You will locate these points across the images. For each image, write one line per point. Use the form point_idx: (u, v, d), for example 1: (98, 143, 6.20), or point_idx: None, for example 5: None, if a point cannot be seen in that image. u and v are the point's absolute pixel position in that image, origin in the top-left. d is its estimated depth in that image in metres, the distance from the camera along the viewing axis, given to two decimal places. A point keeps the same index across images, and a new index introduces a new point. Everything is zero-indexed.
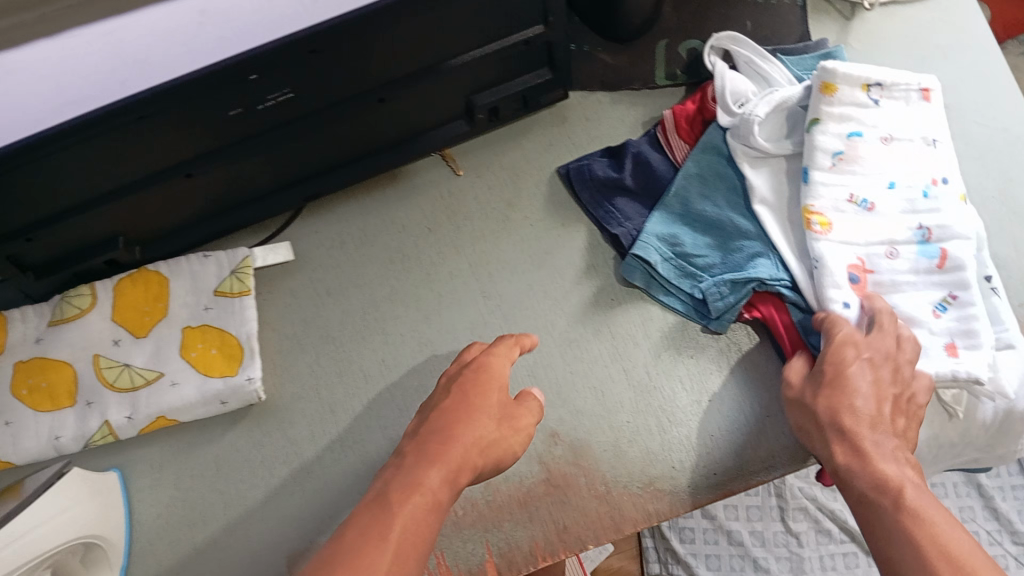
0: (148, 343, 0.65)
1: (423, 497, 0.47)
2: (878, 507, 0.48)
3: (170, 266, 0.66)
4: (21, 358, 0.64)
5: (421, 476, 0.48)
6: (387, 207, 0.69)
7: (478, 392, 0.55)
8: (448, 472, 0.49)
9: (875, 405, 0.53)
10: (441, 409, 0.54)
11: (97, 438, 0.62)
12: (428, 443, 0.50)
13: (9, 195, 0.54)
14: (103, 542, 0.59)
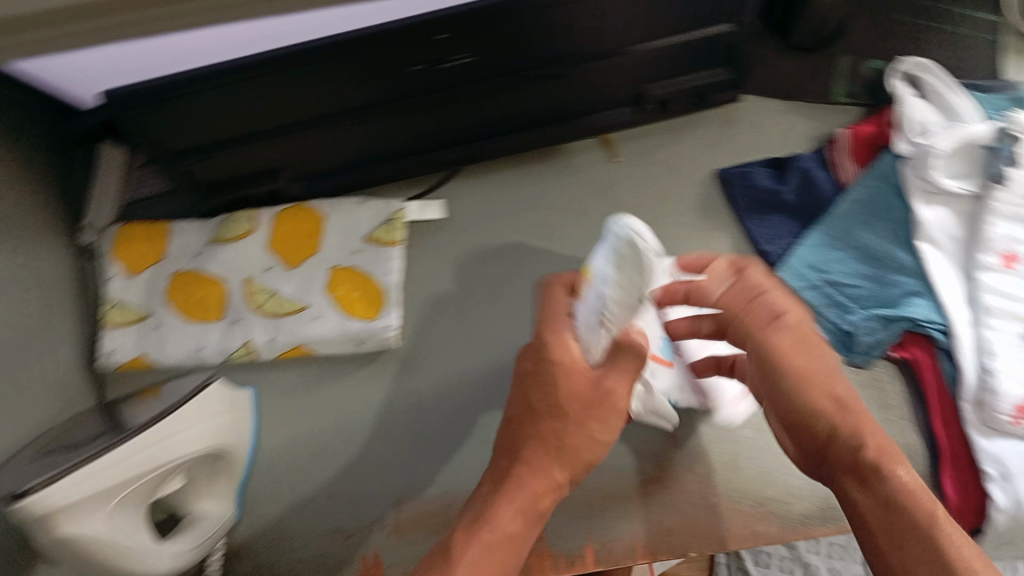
0: (297, 275, 0.67)
1: (505, 541, 0.46)
2: (907, 520, 0.43)
3: (328, 205, 0.68)
4: (178, 268, 0.68)
5: (494, 518, 0.47)
6: (541, 183, 0.70)
7: (561, 389, 0.48)
8: (525, 510, 0.47)
9: (828, 387, 0.46)
10: (518, 425, 0.50)
11: (236, 355, 0.66)
12: (504, 469, 0.49)
13: (198, 111, 0.57)
14: (231, 457, 0.62)
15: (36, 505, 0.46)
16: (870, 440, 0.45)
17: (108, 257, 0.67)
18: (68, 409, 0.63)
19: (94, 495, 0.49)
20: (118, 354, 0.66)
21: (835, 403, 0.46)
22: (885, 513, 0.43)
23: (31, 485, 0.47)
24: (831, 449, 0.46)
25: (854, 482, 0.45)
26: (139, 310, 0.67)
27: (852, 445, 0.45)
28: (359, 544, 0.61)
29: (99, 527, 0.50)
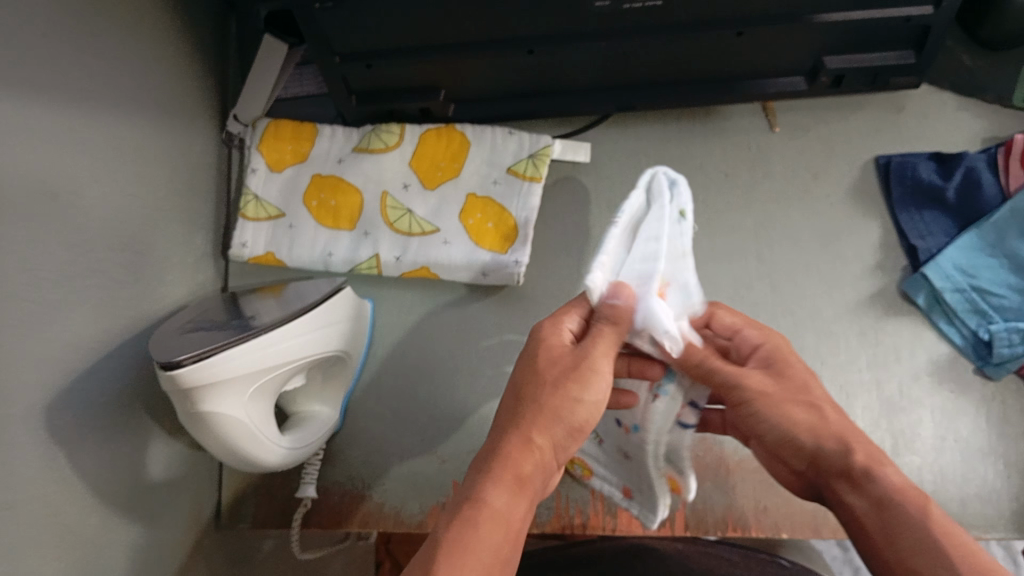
0: (434, 196, 0.67)
1: (498, 518, 0.40)
2: (903, 512, 0.40)
3: (475, 130, 0.68)
4: (319, 171, 0.68)
5: (484, 492, 0.40)
6: (691, 141, 0.68)
7: (539, 369, 0.45)
8: (514, 482, 0.41)
9: (808, 415, 0.45)
10: (514, 412, 0.44)
11: (363, 267, 0.66)
12: (492, 445, 0.43)
13: (373, 15, 0.56)
14: (349, 363, 0.62)
15: (189, 376, 0.46)
16: (857, 449, 0.43)
17: (253, 150, 0.69)
18: (196, 292, 0.65)
19: (239, 377, 0.49)
20: (249, 248, 0.67)
21: (809, 403, 0.46)
22: (880, 513, 0.40)
23: (186, 358, 0.47)
24: (818, 460, 0.45)
25: (845, 485, 0.43)
26: (276, 208, 0.68)
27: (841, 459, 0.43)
28: (451, 470, 0.63)
29: (239, 410, 0.50)
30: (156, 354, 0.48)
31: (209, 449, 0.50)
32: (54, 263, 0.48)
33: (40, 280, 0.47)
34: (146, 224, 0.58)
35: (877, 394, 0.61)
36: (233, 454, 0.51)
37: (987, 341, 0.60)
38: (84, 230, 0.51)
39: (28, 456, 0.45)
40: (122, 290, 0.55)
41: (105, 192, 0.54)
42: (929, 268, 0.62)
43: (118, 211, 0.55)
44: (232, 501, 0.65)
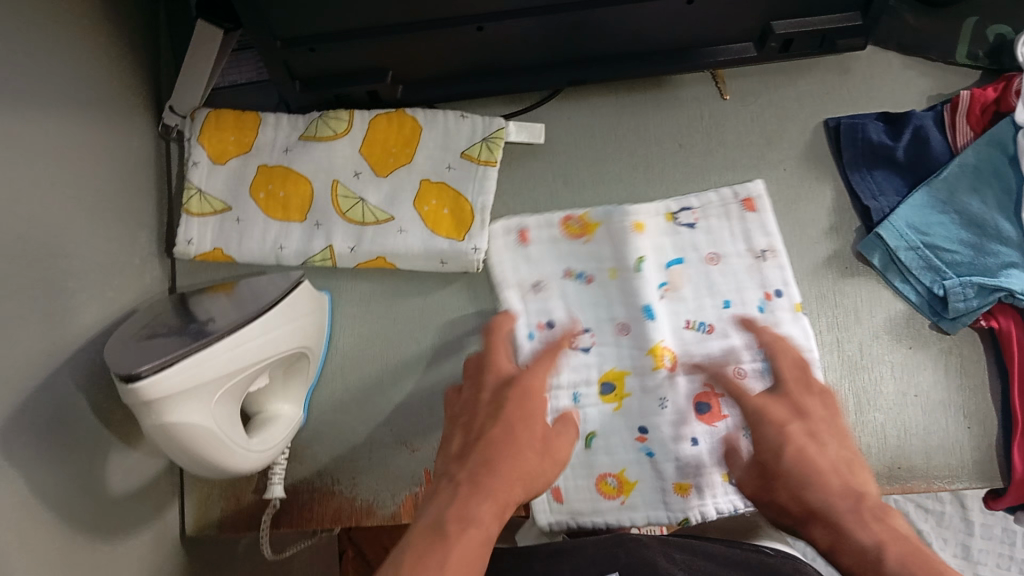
0: (386, 183, 0.65)
1: (473, 528, 0.43)
2: (855, 538, 0.46)
3: (426, 115, 0.66)
4: (266, 162, 0.66)
5: (473, 514, 0.43)
6: (644, 113, 0.67)
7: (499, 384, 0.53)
8: (499, 506, 0.45)
9: (832, 475, 0.49)
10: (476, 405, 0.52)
11: (317, 259, 0.65)
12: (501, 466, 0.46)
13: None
14: (310, 360, 0.60)
15: (151, 387, 0.44)
16: (790, 490, 0.49)
17: (194, 143, 0.66)
18: (144, 296, 0.62)
19: (203, 383, 0.47)
20: (196, 245, 0.65)
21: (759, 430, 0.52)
22: (837, 534, 0.47)
23: (145, 368, 0.45)
24: (777, 496, 0.50)
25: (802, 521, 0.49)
26: (222, 202, 0.66)
27: (826, 505, 0.48)
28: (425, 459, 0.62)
29: (208, 418, 0.48)
30: (113, 365, 0.46)
31: (177, 460, 0.48)
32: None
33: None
34: (85, 227, 0.55)
35: (839, 354, 0.62)
36: (202, 463, 0.49)
37: (941, 296, 0.61)
38: (18, 237, 0.48)
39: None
40: (64, 298, 0.52)
41: (35, 195, 0.50)
42: (883, 227, 0.62)
43: (56, 214, 0.52)
44: (198, 510, 0.62)
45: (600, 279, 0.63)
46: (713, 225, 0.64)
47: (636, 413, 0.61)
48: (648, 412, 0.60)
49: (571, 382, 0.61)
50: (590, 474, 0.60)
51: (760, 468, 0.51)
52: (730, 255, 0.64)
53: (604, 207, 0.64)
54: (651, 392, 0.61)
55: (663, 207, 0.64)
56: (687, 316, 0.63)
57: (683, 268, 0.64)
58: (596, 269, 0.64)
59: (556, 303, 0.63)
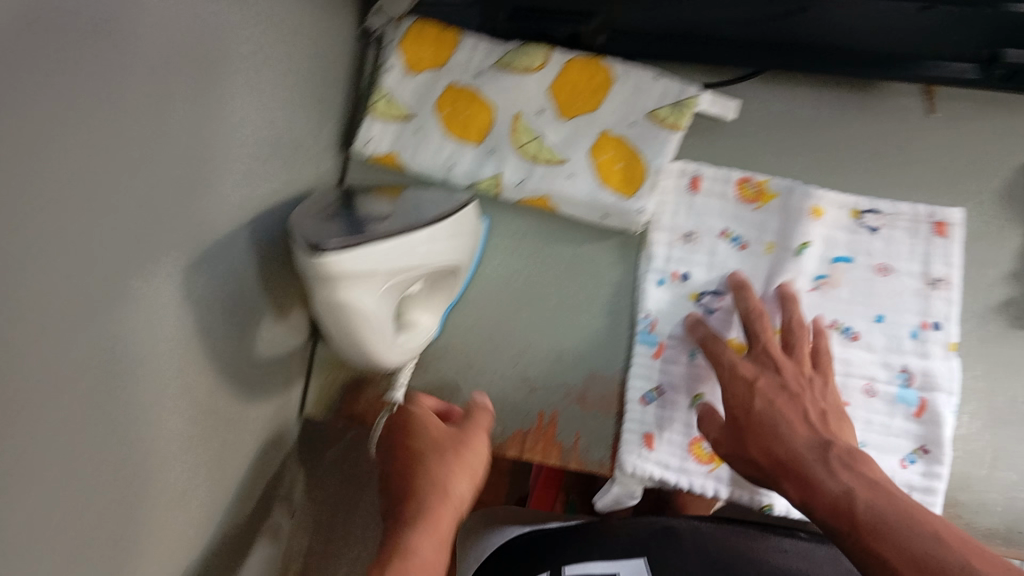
0: (567, 126, 0.65)
1: (419, 562, 0.48)
2: (837, 527, 0.44)
3: (622, 69, 0.65)
4: (456, 81, 0.67)
5: (415, 547, 0.49)
6: (842, 111, 0.64)
7: (410, 449, 0.56)
8: (423, 525, 0.50)
9: (800, 425, 0.52)
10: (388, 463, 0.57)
11: (482, 185, 0.66)
12: (417, 510, 0.51)
13: None
14: (458, 277, 0.61)
15: (335, 264, 0.46)
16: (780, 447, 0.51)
17: (393, 48, 0.67)
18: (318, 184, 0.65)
19: (378, 272, 0.48)
20: (374, 144, 0.67)
21: (744, 378, 0.56)
22: (818, 503, 0.46)
23: (331, 244, 0.46)
24: (758, 451, 0.52)
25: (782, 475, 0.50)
26: (406, 108, 0.67)
27: (789, 454, 0.50)
28: (542, 400, 0.64)
29: (372, 306, 0.49)
30: (306, 236, 0.48)
31: (330, 338, 0.50)
32: (196, 125, 0.46)
33: (181, 140, 0.45)
34: (282, 107, 0.57)
35: (987, 403, 0.60)
36: (353, 343, 0.51)
37: None
38: (227, 95, 0.49)
39: (163, 316, 0.45)
40: (252, 165, 0.54)
41: (248, 61, 0.51)
42: None
43: (261, 88, 0.54)
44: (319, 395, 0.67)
45: (756, 250, 0.63)
46: (894, 236, 0.62)
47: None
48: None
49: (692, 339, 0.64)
50: (687, 435, 0.62)
51: (746, 411, 0.54)
52: (902, 272, 0.62)
53: (788, 179, 0.63)
54: None
55: (849, 201, 0.62)
56: (834, 316, 0.62)
57: (849, 268, 0.62)
58: (753, 240, 0.63)
59: (703, 258, 0.64)
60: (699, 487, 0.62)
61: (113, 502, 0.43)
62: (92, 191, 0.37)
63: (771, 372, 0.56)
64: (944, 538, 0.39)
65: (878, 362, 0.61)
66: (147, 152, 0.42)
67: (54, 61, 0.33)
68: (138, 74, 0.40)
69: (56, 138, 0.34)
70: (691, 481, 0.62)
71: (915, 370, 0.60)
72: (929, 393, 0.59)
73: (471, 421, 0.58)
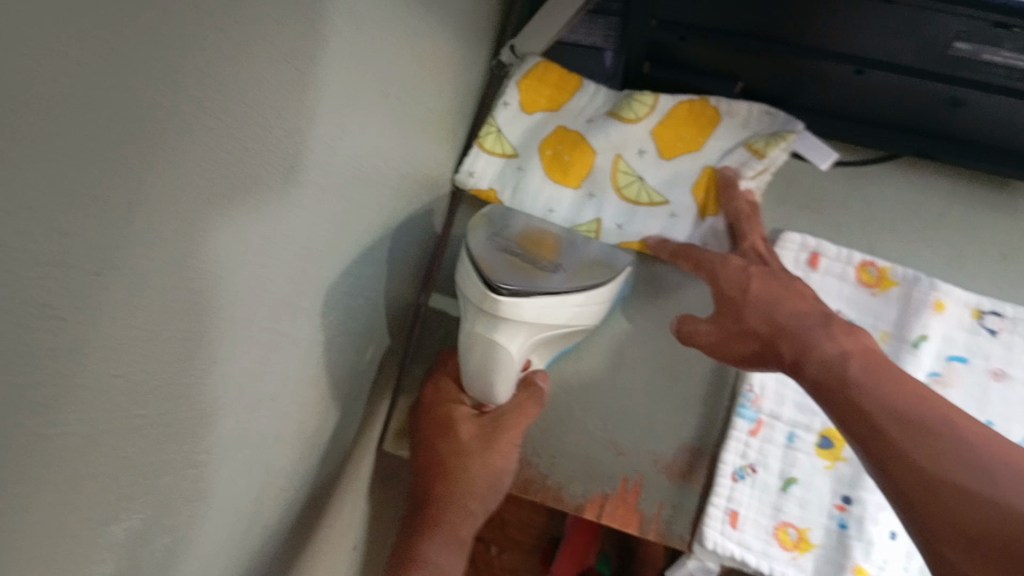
0: (668, 166, 0.64)
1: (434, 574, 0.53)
2: (832, 393, 0.47)
3: (728, 104, 0.63)
4: (564, 123, 0.65)
5: (427, 555, 0.53)
6: (975, 208, 0.63)
7: (443, 434, 0.58)
8: (447, 541, 0.54)
9: (793, 297, 0.54)
10: (417, 438, 0.59)
11: (583, 229, 0.63)
12: (436, 515, 0.55)
13: None
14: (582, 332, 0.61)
15: (505, 306, 0.49)
16: (777, 318, 0.53)
17: (510, 83, 0.65)
18: (426, 217, 0.63)
19: (535, 324, 0.52)
20: (476, 178, 0.64)
21: (744, 257, 0.58)
22: (820, 378, 0.48)
23: (505, 287, 0.50)
24: (747, 313, 0.54)
25: (769, 347, 0.52)
26: (512, 147, 0.65)
27: (790, 321, 0.52)
28: (628, 466, 0.62)
29: (518, 355, 0.52)
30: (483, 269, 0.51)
31: (466, 361, 0.53)
32: (334, 156, 0.45)
33: (318, 177, 0.43)
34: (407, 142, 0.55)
35: None
36: (483, 381, 0.54)
37: None
38: (364, 128, 0.48)
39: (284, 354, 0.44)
40: (375, 198, 0.52)
41: (385, 96, 0.50)
42: None
43: (396, 118, 0.53)
44: (400, 428, 0.64)
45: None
46: (1015, 344, 0.60)
47: (843, 479, 0.60)
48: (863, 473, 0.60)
49: (791, 421, 0.62)
50: (773, 518, 0.60)
51: (737, 281, 0.56)
52: (1018, 381, 0.59)
53: (912, 270, 0.61)
54: None
55: (974, 299, 0.60)
56: None
57: (964, 369, 0.60)
58: (866, 327, 0.61)
59: None
60: (780, 574, 0.59)
61: (224, 546, 0.41)
62: (232, 230, 0.36)
63: (762, 262, 0.57)
64: (923, 391, 0.44)
65: None
66: (287, 183, 0.40)
67: (213, 93, 0.32)
68: (294, 106, 0.39)
69: (205, 176, 0.33)
70: (773, 566, 0.59)
71: None
72: None
73: (517, 404, 0.58)
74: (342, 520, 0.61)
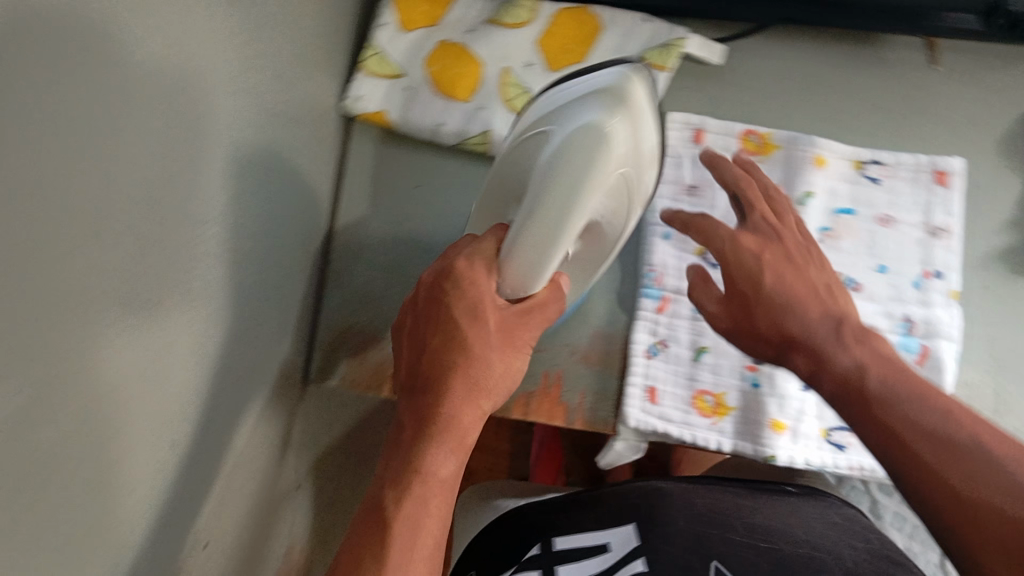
0: (555, 79, 0.66)
1: (441, 483, 0.44)
2: (847, 406, 0.49)
3: (609, 14, 0.66)
4: (446, 38, 0.67)
5: (430, 464, 0.44)
6: (844, 64, 0.65)
7: (469, 316, 0.47)
8: (456, 449, 0.45)
9: (810, 299, 0.54)
10: (432, 311, 0.48)
11: (471, 142, 0.66)
12: (450, 418, 0.45)
13: None
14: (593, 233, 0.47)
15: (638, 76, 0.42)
16: (795, 324, 0.52)
17: (386, 4, 0.67)
18: (323, 144, 0.64)
19: (653, 129, 0.42)
20: (365, 102, 0.66)
21: (758, 241, 0.55)
22: (841, 390, 0.49)
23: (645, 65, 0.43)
24: (765, 317, 0.53)
25: (789, 346, 0.53)
26: (397, 67, 0.67)
27: (805, 329, 0.52)
28: (547, 360, 0.64)
29: (623, 169, 0.40)
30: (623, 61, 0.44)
31: (563, 158, 0.39)
32: None
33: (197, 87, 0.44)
34: (295, 59, 0.57)
35: (992, 350, 0.61)
36: (563, 204, 0.39)
37: None
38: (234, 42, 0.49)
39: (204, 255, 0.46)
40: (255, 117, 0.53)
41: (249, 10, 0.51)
42: None
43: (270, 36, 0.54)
44: (324, 359, 0.66)
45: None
46: (897, 188, 0.62)
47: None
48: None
49: None
50: (689, 389, 0.62)
51: (754, 273, 0.54)
52: (904, 223, 0.62)
53: (790, 132, 0.63)
54: None
55: (853, 152, 0.63)
56: (838, 267, 0.61)
57: (851, 220, 0.62)
58: None
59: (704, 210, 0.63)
60: (702, 440, 0.61)
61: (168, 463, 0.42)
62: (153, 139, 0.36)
63: (774, 243, 0.55)
64: (945, 404, 0.45)
65: (881, 312, 0.60)
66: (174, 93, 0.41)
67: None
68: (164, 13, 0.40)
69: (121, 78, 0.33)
70: (696, 434, 0.61)
71: (917, 319, 0.59)
72: (932, 340, 0.59)
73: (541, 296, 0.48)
74: (271, 454, 0.62)
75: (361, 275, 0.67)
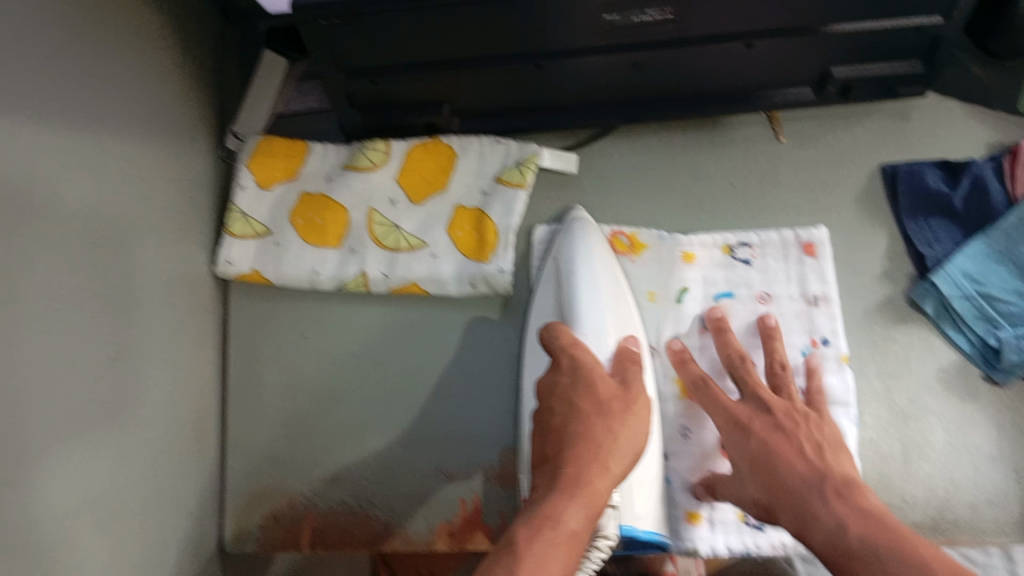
0: (421, 211, 0.66)
1: (574, 534, 0.44)
2: None
3: (460, 142, 0.67)
4: (308, 189, 0.67)
5: (561, 513, 0.45)
6: (696, 152, 0.68)
7: (586, 383, 0.53)
8: (588, 508, 0.46)
9: (795, 459, 0.53)
10: (557, 388, 0.54)
11: (351, 284, 0.65)
12: (573, 475, 0.47)
13: (366, 35, 0.55)
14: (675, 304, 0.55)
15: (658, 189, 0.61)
16: (783, 489, 0.51)
17: (242, 167, 0.67)
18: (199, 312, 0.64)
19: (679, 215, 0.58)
20: (235, 266, 0.65)
21: (735, 414, 0.56)
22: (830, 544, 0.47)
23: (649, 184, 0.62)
24: (760, 492, 0.53)
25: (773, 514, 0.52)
26: (263, 226, 0.66)
27: (789, 492, 0.51)
28: (461, 489, 0.63)
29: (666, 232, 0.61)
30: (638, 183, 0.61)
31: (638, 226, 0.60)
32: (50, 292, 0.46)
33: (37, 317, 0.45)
34: (151, 238, 0.58)
35: (887, 403, 0.62)
36: None
37: (995, 348, 0.60)
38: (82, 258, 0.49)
39: (54, 470, 0.45)
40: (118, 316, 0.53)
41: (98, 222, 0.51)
42: (937, 276, 0.62)
43: (123, 236, 0.54)
44: (238, 527, 0.65)
45: (641, 300, 0.64)
46: (769, 265, 0.64)
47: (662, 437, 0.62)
48: (673, 419, 0.62)
49: None
50: None
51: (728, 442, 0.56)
52: (782, 297, 0.64)
53: (656, 230, 0.66)
54: (674, 420, 0.62)
55: (720, 239, 0.65)
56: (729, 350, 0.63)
57: (732, 303, 0.64)
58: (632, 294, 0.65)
59: None
60: None
61: None
62: None
63: (766, 412, 0.56)
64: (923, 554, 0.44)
65: None
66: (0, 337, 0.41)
67: None
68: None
69: None
70: None
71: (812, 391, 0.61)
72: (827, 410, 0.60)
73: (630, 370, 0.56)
74: None
75: (264, 435, 0.66)
